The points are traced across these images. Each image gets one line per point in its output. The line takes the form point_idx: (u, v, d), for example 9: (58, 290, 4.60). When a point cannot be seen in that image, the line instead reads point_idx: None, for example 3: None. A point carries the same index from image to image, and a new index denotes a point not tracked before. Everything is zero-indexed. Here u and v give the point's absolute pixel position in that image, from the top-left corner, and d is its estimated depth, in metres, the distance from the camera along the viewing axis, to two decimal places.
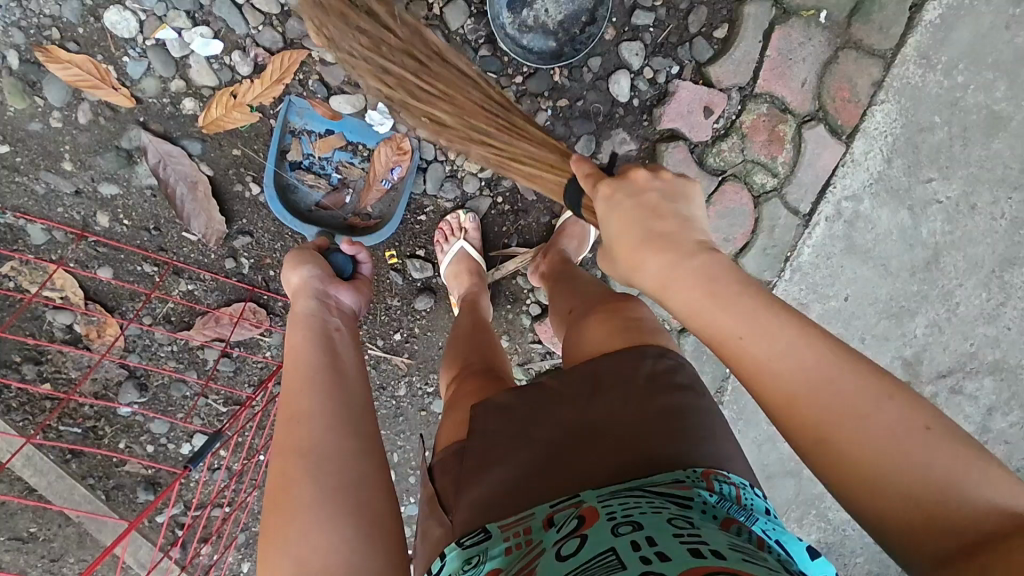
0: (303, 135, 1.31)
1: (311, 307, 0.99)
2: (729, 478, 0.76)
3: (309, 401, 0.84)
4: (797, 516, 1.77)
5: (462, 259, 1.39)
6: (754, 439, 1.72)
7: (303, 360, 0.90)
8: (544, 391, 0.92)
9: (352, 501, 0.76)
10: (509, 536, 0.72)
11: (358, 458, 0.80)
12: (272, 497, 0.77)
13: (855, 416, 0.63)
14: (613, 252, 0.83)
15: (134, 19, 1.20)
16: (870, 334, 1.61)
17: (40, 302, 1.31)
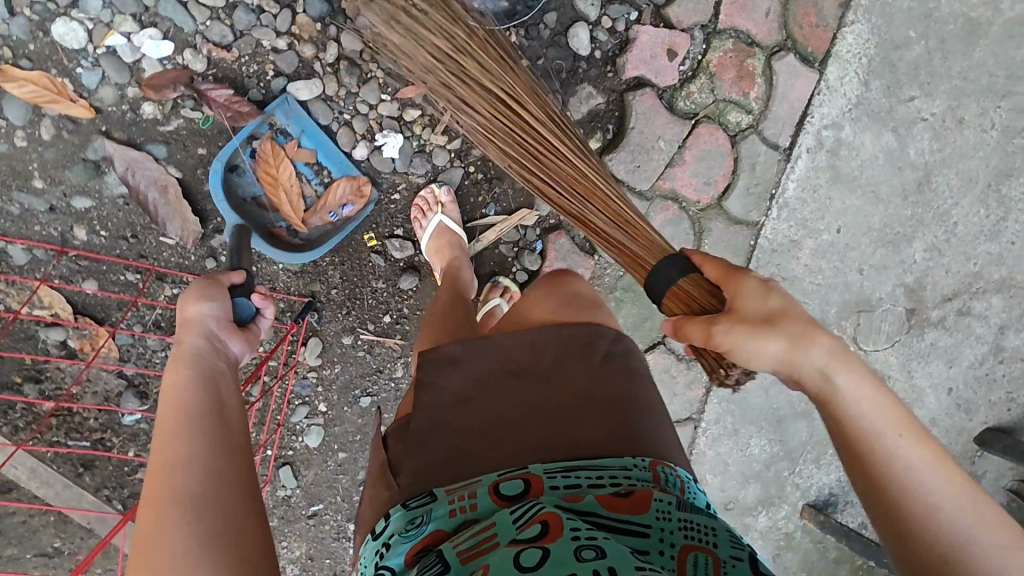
0: (280, 133, 1.32)
1: (203, 348, 0.91)
2: (675, 472, 0.86)
3: (193, 448, 0.81)
4: (813, 456, 1.76)
5: (441, 233, 1.38)
6: (760, 383, 1.71)
7: (188, 403, 0.85)
8: (504, 360, 0.98)
9: (230, 556, 0.75)
10: (454, 500, 0.80)
11: (243, 509, 0.79)
12: (136, 554, 0.73)
13: (977, 524, 0.75)
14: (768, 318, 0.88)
15: (82, 29, 1.20)
16: (867, 264, 1.65)
17: (32, 321, 1.33)
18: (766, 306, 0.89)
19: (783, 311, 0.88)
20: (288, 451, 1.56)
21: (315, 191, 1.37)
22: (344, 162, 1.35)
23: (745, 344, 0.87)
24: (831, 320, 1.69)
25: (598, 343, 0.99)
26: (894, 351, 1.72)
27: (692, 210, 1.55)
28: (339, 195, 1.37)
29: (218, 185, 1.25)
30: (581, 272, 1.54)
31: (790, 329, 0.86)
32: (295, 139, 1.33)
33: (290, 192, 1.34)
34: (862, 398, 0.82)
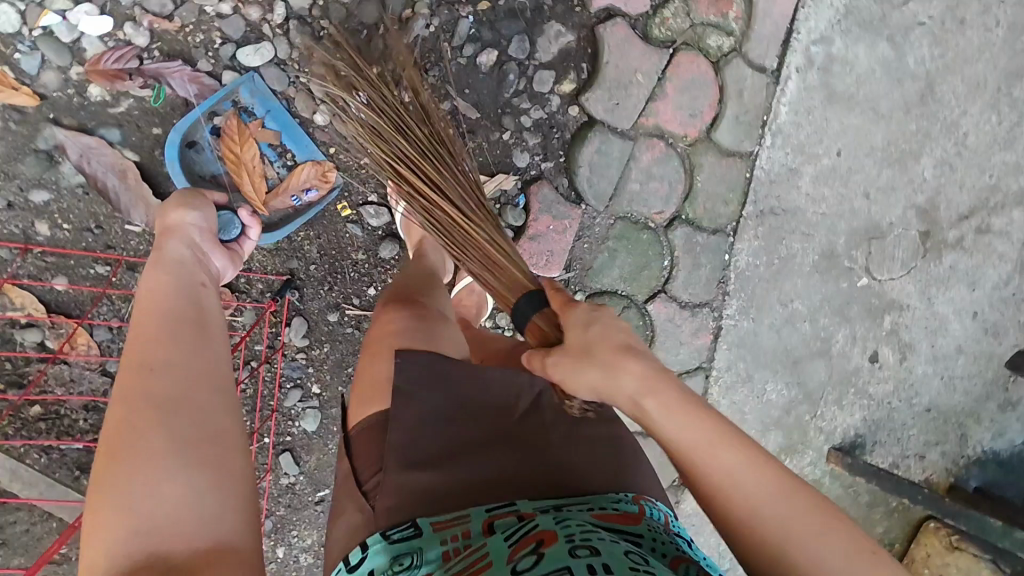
0: (243, 111, 1.26)
1: (181, 254, 1.06)
2: (655, 504, 0.90)
3: (171, 353, 0.91)
4: (834, 397, 1.68)
5: (409, 224, 1.31)
6: (770, 324, 1.62)
7: (166, 311, 0.96)
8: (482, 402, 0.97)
9: (196, 446, 0.83)
10: (446, 541, 0.80)
11: (217, 411, 0.88)
12: (110, 439, 0.83)
13: (802, 528, 0.76)
14: (588, 351, 0.85)
15: (14, 11, 1.15)
16: (874, 187, 1.56)
17: (6, 324, 1.29)
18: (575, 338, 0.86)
19: (598, 340, 0.85)
20: (286, 437, 1.51)
21: (277, 174, 1.31)
22: (310, 146, 1.30)
23: (574, 373, 0.85)
24: (840, 251, 1.60)
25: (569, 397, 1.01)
26: (911, 278, 1.62)
27: (680, 145, 1.47)
28: (303, 179, 1.31)
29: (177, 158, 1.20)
30: (568, 223, 1.47)
31: (605, 356, 0.84)
32: (259, 120, 1.27)
33: (252, 173, 1.28)
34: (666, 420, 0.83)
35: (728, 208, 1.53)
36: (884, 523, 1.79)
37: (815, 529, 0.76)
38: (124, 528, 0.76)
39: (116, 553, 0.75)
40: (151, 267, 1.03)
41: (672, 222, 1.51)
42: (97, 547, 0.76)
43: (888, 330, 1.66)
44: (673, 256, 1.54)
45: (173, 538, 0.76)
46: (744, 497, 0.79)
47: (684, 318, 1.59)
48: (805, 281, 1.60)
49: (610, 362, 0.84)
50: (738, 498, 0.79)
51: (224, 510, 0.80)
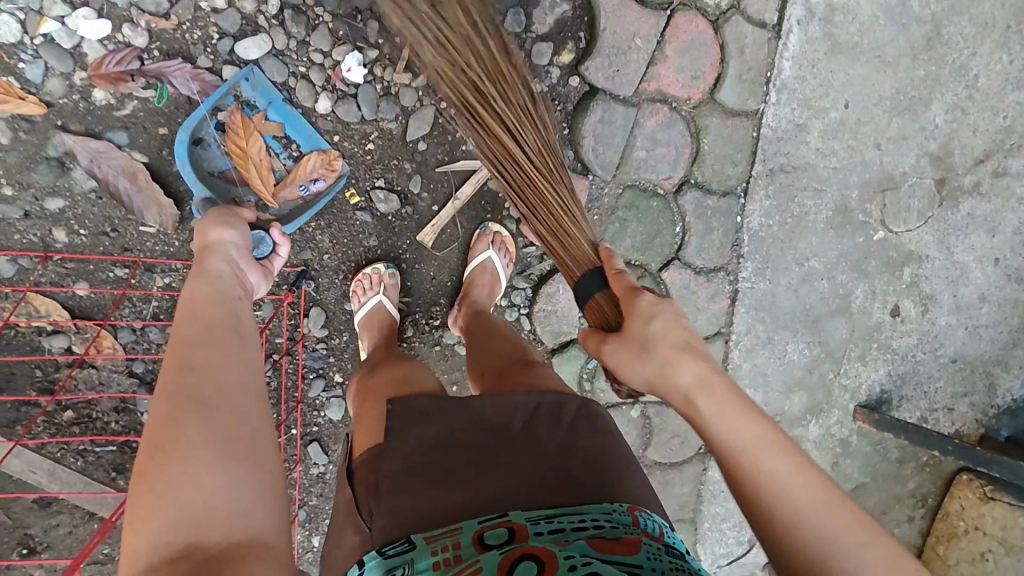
0: (246, 105, 1.27)
1: (221, 269, 1.07)
2: (651, 516, 0.87)
3: (211, 356, 0.91)
4: (857, 353, 1.66)
5: (377, 313, 1.39)
6: (788, 285, 1.60)
7: (206, 317, 0.96)
8: (479, 420, 0.96)
9: (241, 447, 0.83)
10: (436, 551, 0.80)
11: (253, 414, 0.88)
12: (152, 439, 0.80)
13: (842, 535, 0.75)
14: (644, 342, 0.95)
15: (14, 21, 1.16)
16: (884, 138, 1.53)
17: (33, 332, 1.32)
18: (642, 330, 0.95)
19: (661, 334, 0.94)
20: (313, 427, 1.53)
21: (284, 166, 1.32)
22: (314, 135, 1.31)
23: (631, 362, 0.96)
24: (854, 205, 1.58)
25: (566, 407, 1.00)
26: (928, 228, 1.60)
27: (684, 109, 1.46)
28: (309, 169, 1.32)
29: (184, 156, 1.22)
30: (576, 195, 1.48)
31: (663, 347, 0.93)
32: (263, 112, 1.28)
33: (259, 167, 1.29)
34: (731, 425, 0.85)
35: (737, 169, 1.51)
36: (915, 478, 1.77)
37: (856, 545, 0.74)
38: (162, 519, 0.74)
39: (153, 545, 0.72)
40: (193, 279, 1.04)
41: (681, 186, 1.50)
42: (135, 540, 0.73)
43: (907, 283, 1.63)
44: (684, 223, 1.53)
45: (216, 537, 0.74)
46: (781, 494, 0.79)
47: (700, 284, 1.58)
48: (820, 239, 1.58)
49: (666, 354, 0.92)
50: (774, 493, 0.79)
51: (258, 508, 0.79)
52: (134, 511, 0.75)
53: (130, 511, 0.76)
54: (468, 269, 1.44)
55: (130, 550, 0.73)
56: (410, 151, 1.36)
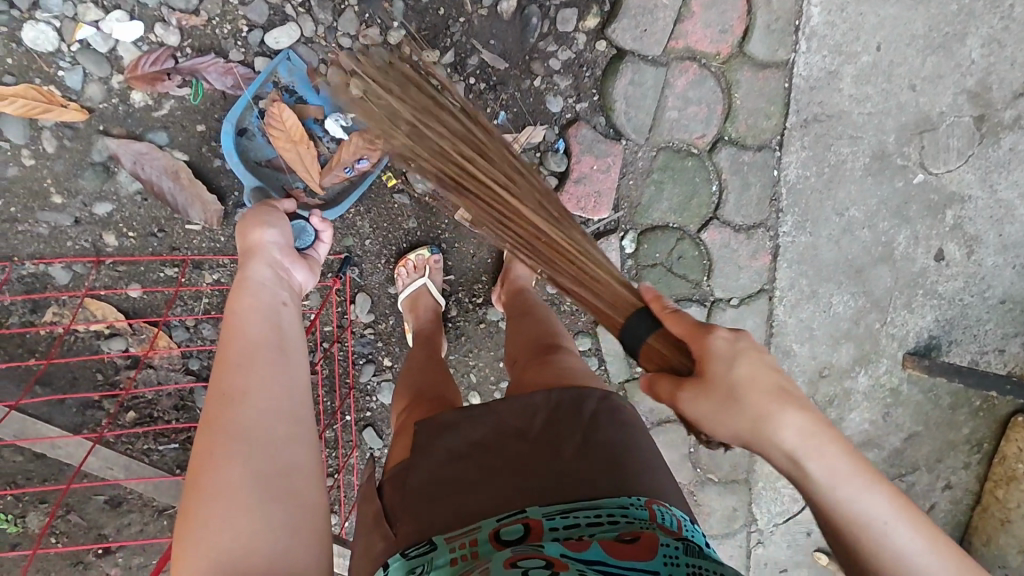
0: (286, 91, 1.27)
1: (262, 276, 1.01)
2: (670, 509, 0.91)
3: (249, 382, 0.85)
4: (903, 301, 1.62)
5: (422, 294, 1.41)
6: (829, 236, 1.58)
7: (244, 339, 0.90)
8: (499, 425, 1.04)
9: (283, 480, 0.78)
10: (455, 548, 0.85)
11: (294, 445, 0.82)
12: (193, 476, 0.78)
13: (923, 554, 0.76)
14: (735, 393, 0.80)
15: (50, 29, 1.18)
16: (920, 77, 1.50)
17: (92, 337, 1.35)
18: (726, 378, 0.81)
19: (747, 380, 0.81)
20: (366, 412, 1.55)
21: (328, 149, 1.31)
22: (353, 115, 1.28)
23: (708, 416, 0.83)
24: (892, 150, 1.54)
25: (586, 403, 1.03)
26: (969, 167, 1.55)
27: (713, 65, 1.45)
28: (352, 151, 1.30)
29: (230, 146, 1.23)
30: (611, 160, 1.48)
31: (752, 395, 0.80)
32: (301, 96, 1.27)
33: (303, 150, 1.27)
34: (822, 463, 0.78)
35: (770, 121, 1.49)
36: (969, 424, 1.73)
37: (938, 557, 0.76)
38: (206, 563, 0.71)
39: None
40: (234, 292, 0.97)
41: (714, 145, 1.50)
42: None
43: (951, 225, 1.59)
44: (721, 180, 1.52)
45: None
46: (868, 526, 0.77)
47: (740, 242, 1.57)
48: (859, 186, 1.55)
49: (758, 402, 0.80)
50: (858, 527, 0.77)
51: (301, 547, 0.75)
52: (181, 552, 0.74)
53: (176, 547, 0.75)
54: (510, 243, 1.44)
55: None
56: None
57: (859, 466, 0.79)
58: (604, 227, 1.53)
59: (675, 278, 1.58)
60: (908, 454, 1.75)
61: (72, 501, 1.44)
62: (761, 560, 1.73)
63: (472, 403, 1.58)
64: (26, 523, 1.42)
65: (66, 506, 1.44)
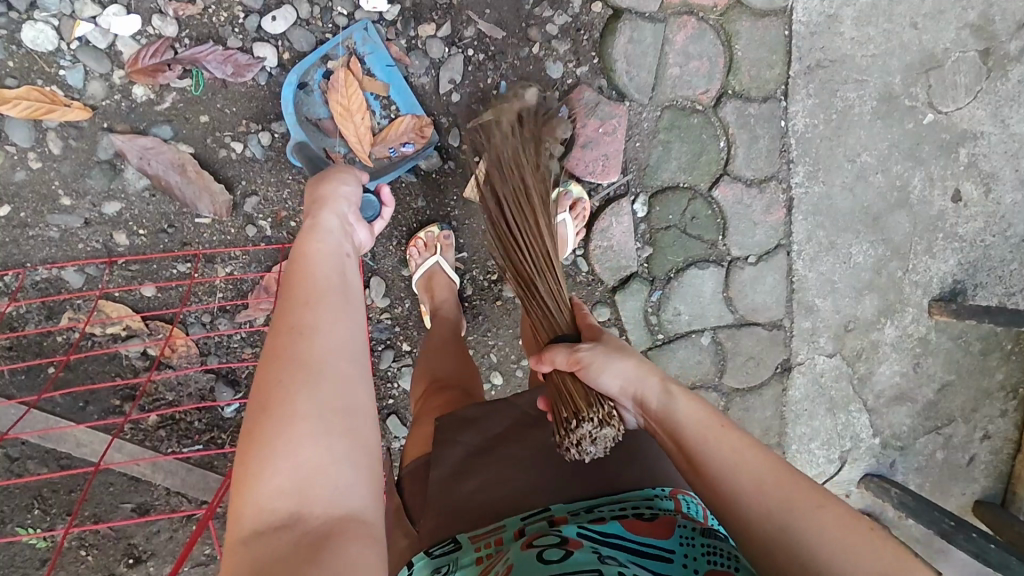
0: (357, 58, 1.30)
1: (332, 224, 0.94)
2: (695, 501, 0.85)
3: (318, 318, 0.80)
4: (925, 245, 1.56)
5: (436, 274, 1.38)
6: (843, 183, 1.54)
7: (313, 277, 0.85)
8: (521, 416, 0.99)
9: (349, 422, 0.74)
10: (479, 546, 0.81)
11: (358, 386, 0.77)
12: (259, 402, 0.73)
13: (822, 526, 0.67)
14: (620, 353, 0.85)
15: (50, 29, 1.20)
16: (920, 13, 1.48)
17: (110, 341, 1.34)
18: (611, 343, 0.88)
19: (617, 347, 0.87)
20: (389, 400, 1.52)
21: (378, 125, 1.35)
22: (413, 101, 1.34)
23: (608, 361, 0.85)
24: (899, 91, 1.51)
25: None
26: (980, 103, 1.52)
27: (711, 18, 1.46)
28: (402, 132, 1.35)
29: (289, 97, 1.26)
30: (615, 122, 1.48)
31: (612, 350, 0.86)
32: (369, 68, 1.32)
33: (359, 121, 1.32)
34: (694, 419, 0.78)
35: (774, 71, 1.49)
36: (1003, 369, 1.65)
37: (822, 513, 0.68)
38: (268, 484, 0.68)
39: (259, 513, 0.67)
40: (299, 239, 0.91)
41: (717, 100, 1.49)
42: (241, 501, 0.69)
43: (966, 164, 1.54)
44: (728, 135, 1.51)
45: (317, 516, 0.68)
46: (736, 481, 0.72)
47: (753, 197, 1.54)
48: (868, 131, 1.52)
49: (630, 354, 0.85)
50: (732, 486, 0.72)
51: (360, 487, 0.72)
52: (241, 473, 0.70)
53: (238, 469, 0.71)
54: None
55: (235, 512, 0.69)
56: (445, 105, 1.37)
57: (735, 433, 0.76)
58: (613, 192, 1.52)
59: (691, 239, 1.55)
60: (942, 405, 1.66)
61: (99, 511, 1.40)
62: None
63: (495, 383, 1.54)
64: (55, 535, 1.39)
65: (93, 517, 1.40)
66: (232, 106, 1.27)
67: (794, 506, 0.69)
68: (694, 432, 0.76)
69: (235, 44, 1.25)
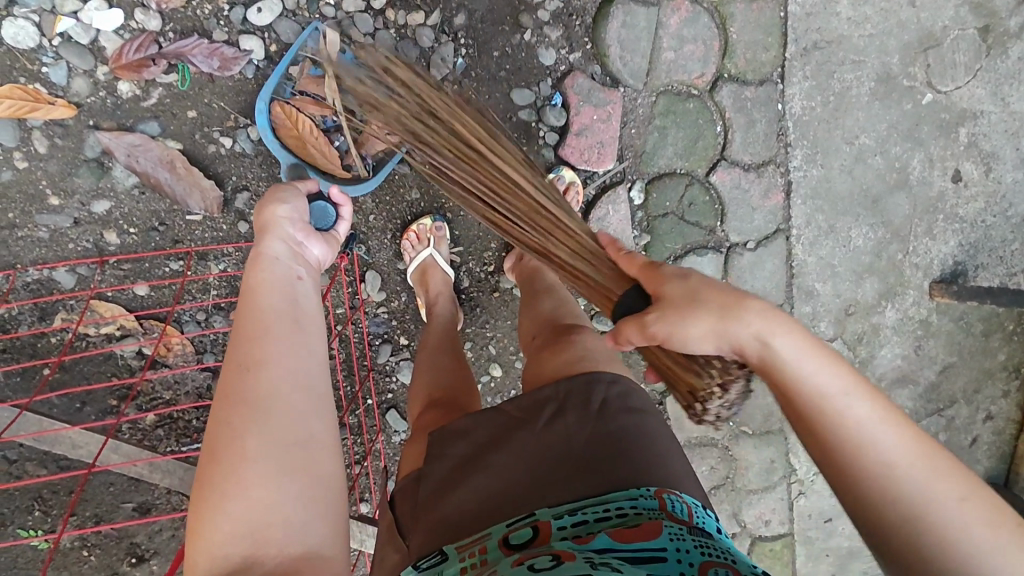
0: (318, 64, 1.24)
1: (277, 249, 0.90)
2: (681, 497, 0.78)
3: (264, 355, 0.79)
4: (924, 227, 1.55)
5: (431, 267, 1.37)
6: (841, 166, 1.52)
7: (260, 307, 0.83)
8: (505, 421, 0.90)
9: (301, 461, 0.74)
10: (465, 557, 0.73)
11: (310, 417, 0.77)
12: (207, 450, 0.73)
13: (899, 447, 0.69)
14: (693, 293, 0.82)
15: (31, 25, 1.18)
16: None
17: (104, 342, 1.33)
18: (666, 292, 0.85)
19: (688, 293, 0.82)
20: (388, 395, 1.51)
21: None
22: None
23: (682, 323, 0.81)
24: (896, 71, 1.49)
25: (595, 389, 0.89)
26: (979, 81, 1.49)
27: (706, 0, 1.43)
28: None
29: (264, 121, 1.22)
30: (610, 109, 1.46)
31: (676, 293, 0.83)
32: None
33: (316, 144, 1.24)
34: (808, 357, 0.75)
35: (770, 53, 1.47)
36: (1005, 350, 1.64)
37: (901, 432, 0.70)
38: (220, 530, 0.69)
39: (214, 559, 0.68)
40: (247, 268, 0.88)
41: (713, 84, 1.47)
42: (197, 549, 0.70)
43: (965, 144, 1.52)
44: (725, 119, 1.49)
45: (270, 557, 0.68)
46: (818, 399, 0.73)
47: (751, 181, 1.52)
48: (867, 113, 1.50)
49: (715, 297, 0.80)
50: (812, 400, 0.73)
51: (313, 524, 0.72)
52: (195, 519, 0.71)
53: (193, 516, 0.72)
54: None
55: (192, 558, 0.70)
56: None
57: (833, 357, 0.75)
58: (610, 179, 1.50)
59: (689, 226, 1.53)
60: (944, 388, 1.65)
61: (99, 512, 1.40)
62: (805, 512, 1.66)
63: (493, 375, 1.52)
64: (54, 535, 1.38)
65: (94, 517, 1.39)
66: (220, 101, 1.25)
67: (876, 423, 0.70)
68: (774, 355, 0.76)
69: (221, 37, 1.23)
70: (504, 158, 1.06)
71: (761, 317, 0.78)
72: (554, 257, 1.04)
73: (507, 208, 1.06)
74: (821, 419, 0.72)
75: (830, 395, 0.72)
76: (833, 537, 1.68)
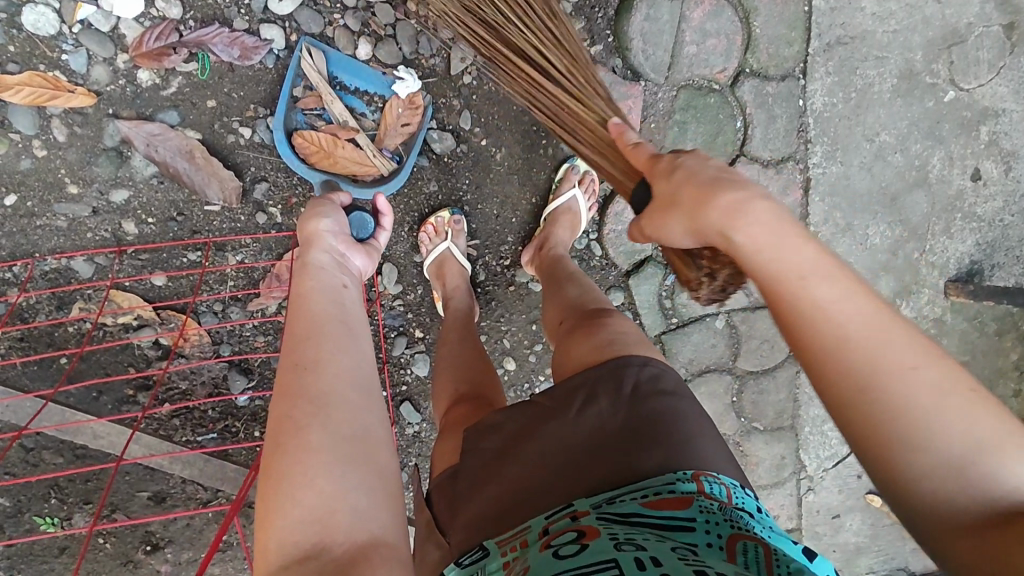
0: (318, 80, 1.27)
1: (323, 258, 0.96)
2: (719, 478, 0.78)
3: (319, 352, 0.82)
4: (942, 227, 1.54)
5: (447, 260, 1.36)
6: (860, 164, 1.51)
7: (309, 312, 0.86)
8: (536, 408, 0.91)
9: (362, 451, 0.74)
10: (505, 552, 0.73)
11: (365, 411, 0.78)
12: (271, 444, 0.74)
13: (912, 379, 0.62)
14: (673, 203, 0.80)
15: (51, 12, 1.16)
16: None
17: (121, 331, 1.33)
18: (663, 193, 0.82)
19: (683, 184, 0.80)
20: (402, 387, 1.51)
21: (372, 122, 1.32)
22: (385, 79, 1.28)
23: (662, 222, 0.83)
24: (919, 69, 1.48)
25: (626, 372, 0.88)
26: (1002, 79, 1.48)
27: None
28: (395, 115, 1.30)
29: (286, 148, 1.22)
30: (631, 103, 1.45)
31: (689, 200, 0.77)
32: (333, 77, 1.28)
33: (345, 154, 1.27)
34: (818, 283, 0.68)
35: (793, 48, 1.45)
36: (1017, 351, 1.63)
37: (912, 360, 0.63)
38: (291, 520, 0.68)
39: (282, 550, 0.67)
40: (295, 279, 0.93)
41: (734, 79, 1.45)
42: (266, 541, 0.69)
43: (986, 142, 1.51)
44: (746, 115, 1.47)
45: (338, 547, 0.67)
46: (817, 322, 0.67)
47: (770, 177, 1.51)
48: (888, 110, 1.48)
49: (692, 200, 0.77)
50: (811, 325, 0.67)
51: (379, 513, 0.71)
52: (264, 513, 0.70)
53: (260, 510, 0.71)
54: (551, 207, 1.37)
55: (261, 552, 0.69)
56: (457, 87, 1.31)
57: (843, 278, 0.68)
58: None
59: None
60: None
61: (116, 500, 1.40)
62: (813, 508, 1.67)
63: (507, 369, 1.52)
64: (73, 524, 1.39)
65: (111, 506, 1.40)
66: (240, 91, 1.24)
67: (882, 359, 0.63)
68: (779, 273, 0.70)
69: (241, 27, 1.22)
70: (549, 47, 1.08)
71: (734, 207, 0.74)
72: (579, 150, 1.08)
73: (563, 118, 1.08)
74: (827, 357, 0.66)
75: (843, 327, 0.66)
76: (840, 533, 1.68)
